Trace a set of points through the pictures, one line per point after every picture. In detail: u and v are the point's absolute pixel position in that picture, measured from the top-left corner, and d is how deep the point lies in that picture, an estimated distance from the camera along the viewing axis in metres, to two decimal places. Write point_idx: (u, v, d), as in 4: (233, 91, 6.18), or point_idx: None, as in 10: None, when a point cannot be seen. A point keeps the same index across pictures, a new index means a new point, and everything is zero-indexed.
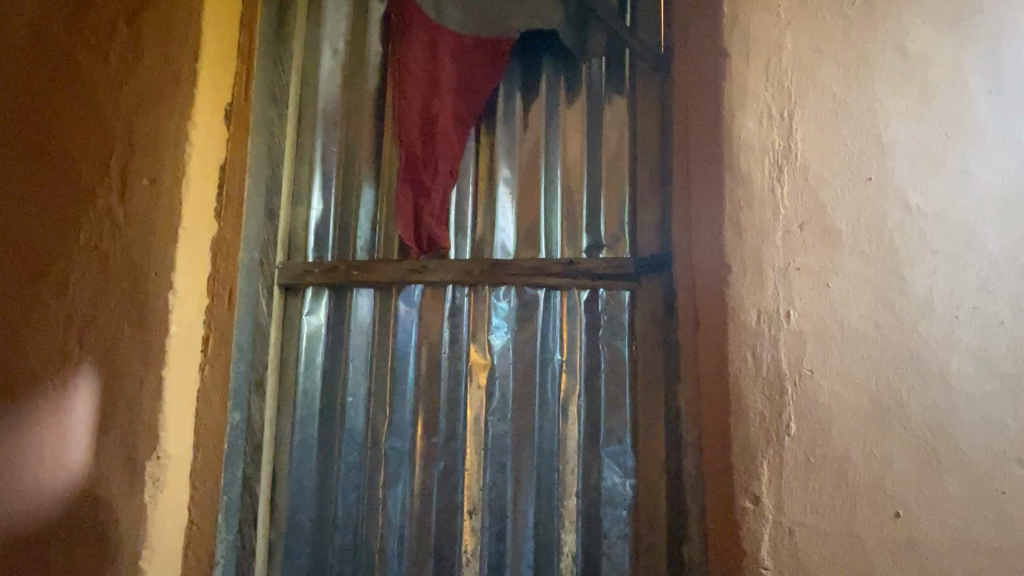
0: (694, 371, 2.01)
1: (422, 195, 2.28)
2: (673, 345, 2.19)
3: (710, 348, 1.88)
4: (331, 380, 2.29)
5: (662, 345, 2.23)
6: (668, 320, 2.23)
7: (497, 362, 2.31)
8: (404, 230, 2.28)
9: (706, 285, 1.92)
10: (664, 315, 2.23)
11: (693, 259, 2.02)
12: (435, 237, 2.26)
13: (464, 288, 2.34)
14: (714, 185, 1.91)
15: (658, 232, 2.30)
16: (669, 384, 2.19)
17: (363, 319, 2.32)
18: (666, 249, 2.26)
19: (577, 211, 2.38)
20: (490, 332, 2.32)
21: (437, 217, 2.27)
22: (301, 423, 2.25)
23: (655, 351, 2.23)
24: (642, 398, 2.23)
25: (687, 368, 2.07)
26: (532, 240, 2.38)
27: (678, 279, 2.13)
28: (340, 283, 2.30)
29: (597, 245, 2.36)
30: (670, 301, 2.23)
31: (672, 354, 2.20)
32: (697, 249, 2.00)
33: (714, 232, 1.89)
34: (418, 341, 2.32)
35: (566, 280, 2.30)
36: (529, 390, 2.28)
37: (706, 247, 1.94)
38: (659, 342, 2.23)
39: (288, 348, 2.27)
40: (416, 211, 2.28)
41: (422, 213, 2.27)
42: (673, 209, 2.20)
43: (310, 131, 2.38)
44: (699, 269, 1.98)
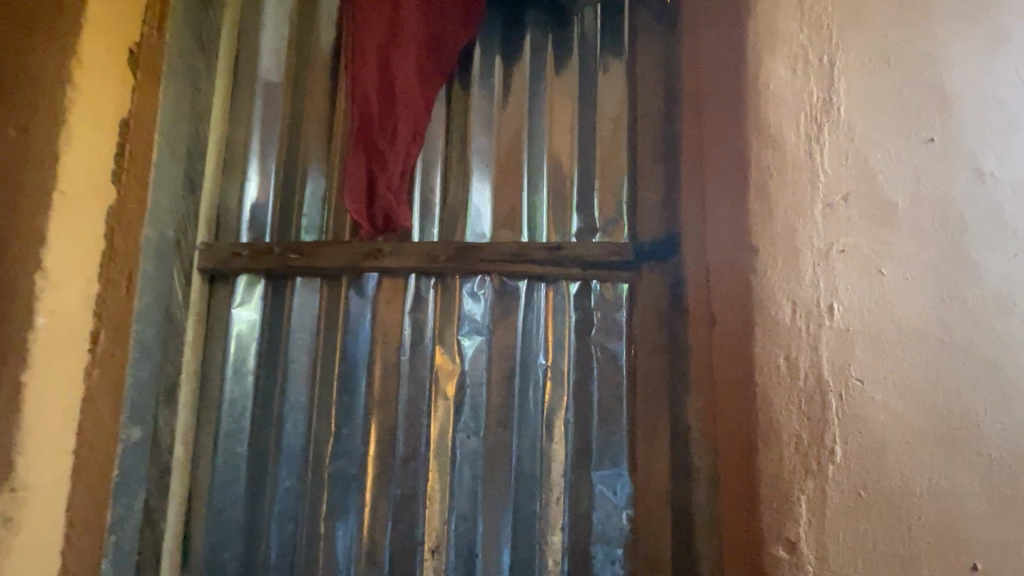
0: (709, 379, 1.59)
1: (379, 160, 1.87)
2: (680, 348, 1.82)
3: (730, 351, 1.51)
4: (266, 387, 1.89)
5: (668, 348, 1.85)
6: (673, 317, 1.85)
7: (467, 367, 1.91)
8: (353, 205, 1.86)
9: (728, 272, 1.54)
10: (670, 312, 1.86)
11: (710, 240, 1.65)
12: (393, 212, 1.85)
13: (429, 276, 1.94)
14: (735, 149, 1.54)
15: (662, 213, 1.93)
16: (675, 395, 1.82)
17: (306, 313, 1.92)
18: (675, 233, 1.88)
19: (566, 189, 2.01)
20: (460, 331, 1.92)
21: (396, 189, 1.86)
22: (226, 440, 1.85)
23: (660, 355, 1.85)
24: (642, 411, 1.85)
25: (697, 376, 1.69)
26: (512, 223, 1.99)
27: (690, 267, 1.76)
28: (277, 270, 1.90)
29: (590, 227, 1.98)
30: (678, 295, 1.85)
31: (679, 359, 1.82)
32: (714, 228, 1.62)
33: (736, 205, 1.52)
34: (373, 342, 1.92)
35: (552, 268, 1.91)
36: (505, 402, 1.89)
37: (727, 225, 1.56)
38: (664, 344, 1.85)
39: (213, 348, 1.87)
40: (371, 181, 1.88)
41: (378, 183, 1.87)
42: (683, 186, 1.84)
43: (248, 90, 2.00)
44: (718, 253, 1.60)
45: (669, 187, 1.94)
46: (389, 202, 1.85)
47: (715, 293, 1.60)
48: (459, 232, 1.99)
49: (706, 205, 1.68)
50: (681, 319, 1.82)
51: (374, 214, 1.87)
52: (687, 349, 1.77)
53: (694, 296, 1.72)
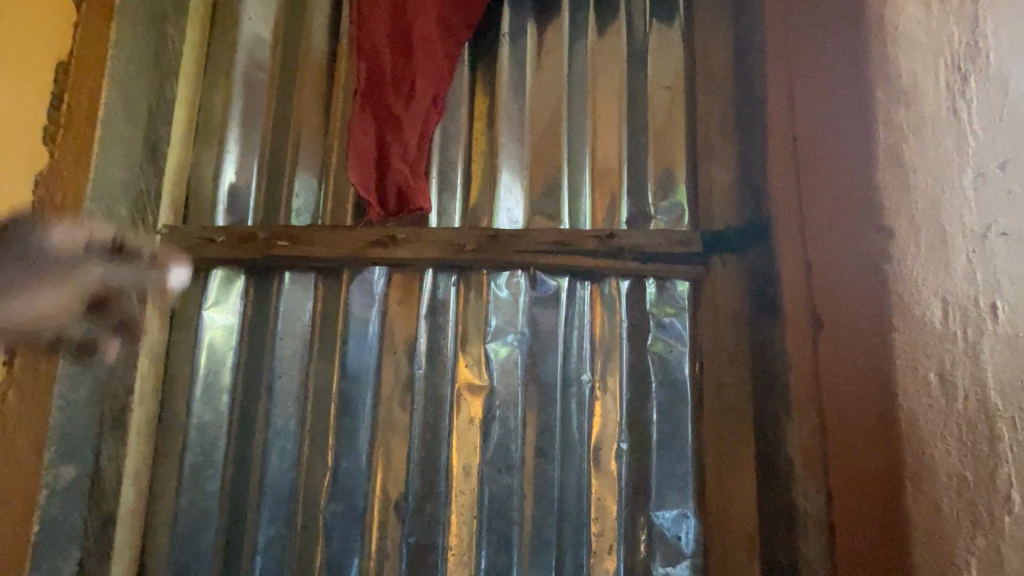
0: (815, 398, 1.29)
1: (393, 124, 1.47)
2: (776, 358, 1.44)
3: (851, 363, 1.18)
4: (246, 410, 1.50)
5: (754, 360, 1.51)
6: (768, 320, 1.48)
7: (497, 384, 1.55)
8: (359, 179, 1.46)
9: (849, 264, 1.20)
10: (753, 316, 1.53)
11: (813, 225, 1.33)
12: (409, 189, 1.46)
13: (450, 272, 1.58)
14: (853, 108, 1.21)
15: (733, 198, 1.60)
16: (777, 420, 1.43)
17: (296, 317, 1.55)
18: (761, 216, 1.54)
19: (615, 170, 1.67)
20: (488, 339, 1.57)
21: (413, 161, 1.48)
22: (191, 478, 1.45)
23: (739, 370, 1.51)
24: (712, 439, 1.51)
25: (803, 395, 1.34)
26: (550, 209, 1.64)
27: (784, 258, 1.44)
28: (259, 262, 1.53)
29: (644, 215, 1.65)
30: (767, 294, 1.49)
31: (778, 372, 1.43)
32: (822, 208, 1.30)
33: (863, 176, 1.17)
34: (380, 352, 1.54)
35: (602, 261, 1.57)
36: (545, 427, 1.53)
37: (844, 202, 1.23)
38: (745, 355, 1.52)
39: (178, 360, 1.50)
40: (382, 147, 1.46)
41: (392, 148, 1.45)
42: (772, 162, 1.51)
43: (228, 45, 1.64)
44: (825, 239, 1.29)
45: (746, 166, 1.61)
46: (404, 176, 1.45)
47: (825, 290, 1.28)
48: (487, 218, 1.63)
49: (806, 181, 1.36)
50: (773, 320, 1.47)
51: (385, 190, 1.47)
52: (787, 360, 1.40)
53: (793, 293, 1.39)
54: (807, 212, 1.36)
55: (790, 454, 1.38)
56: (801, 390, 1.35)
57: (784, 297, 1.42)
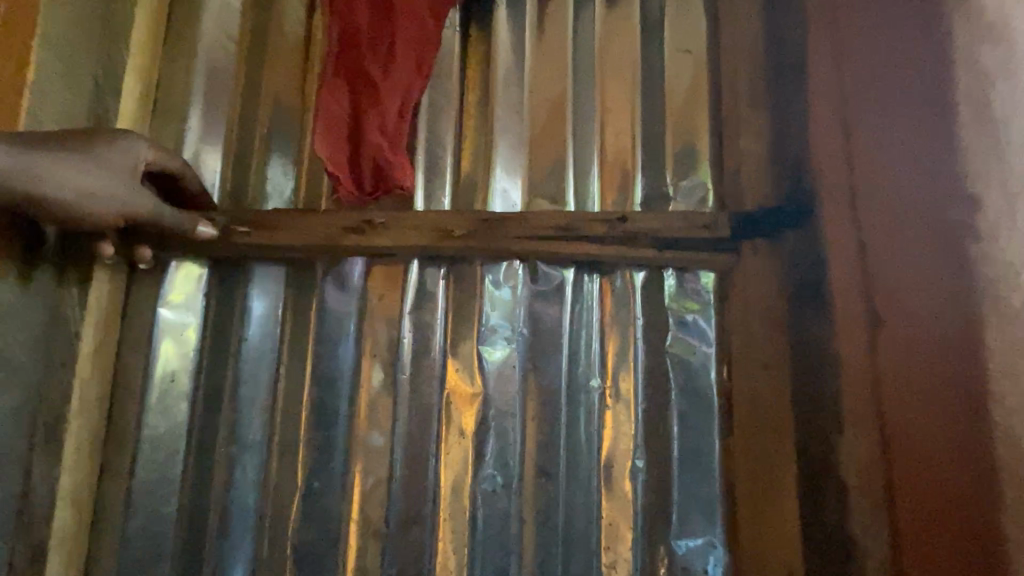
0: (875, 408, 1.05)
1: (369, 91, 1.29)
2: (824, 362, 1.18)
3: (931, 359, 0.96)
4: (207, 419, 1.32)
5: (796, 364, 1.25)
6: (814, 317, 1.21)
7: (492, 390, 1.35)
8: (329, 155, 1.27)
9: (926, 243, 0.98)
10: (795, 312, 1.26)
11: (872, 199, 1.09)
12: (387, 166, 1.28)
13: (437, 262, 1.38)
14: (922, 58, 1.02)
15: (767, 171, 1.36)
16: (829, 440, 1.15)
17: (264, 313, 1.37)
18: (803, 190, 1.27)
19: (627, 145, 1.46)
20: (481, 338, 1.36)
21: (391, 133, 1.29)
22: (144, 497, 1.28)
23: (778, 374, 1.27)
24: (744, 458, 1.27)
25: (862, 407, 1.08)
26: (553, 190, 1.44)
27: (833, 240, 1.18)
28: (222, 252, 1.35)
29: (661, 195, 1.43)
30: (812, 284, 1.22)
31: (830, 379, 1.16)
32: (881, 177, 1.07)
33: (939, 134, 0.98)
34: (359, 353, 1.35)
35: (613, 249, 1.35)
36: (547, 440, 1.32)
37: (912, 166, 1.02)
38: (784, 359, 1.27)
39: (132, 363, 1.32)
40: (356, 118, 1.28)
41: (368, 119, 1.27)
42: (813, 128, 1.26)
43: (191, 11, 1.47)
44: (893, 215, 1.04)
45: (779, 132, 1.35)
46: (381, 151, 1.27)
47: (887, 277, 1.04)
48: (481, 200, 1.43)
49: (857, 147, 1.12)
50: (820, 317, 1.19)
51: (359, 165, 1.26)
52: (840, 364, 1.14)
53: (846, 282, 1.13)
54: (864, 183, 1.10)
55: (847, 479, 1.11)
56: (858, 400, 1.09)
57: (835, 288, 1.16)
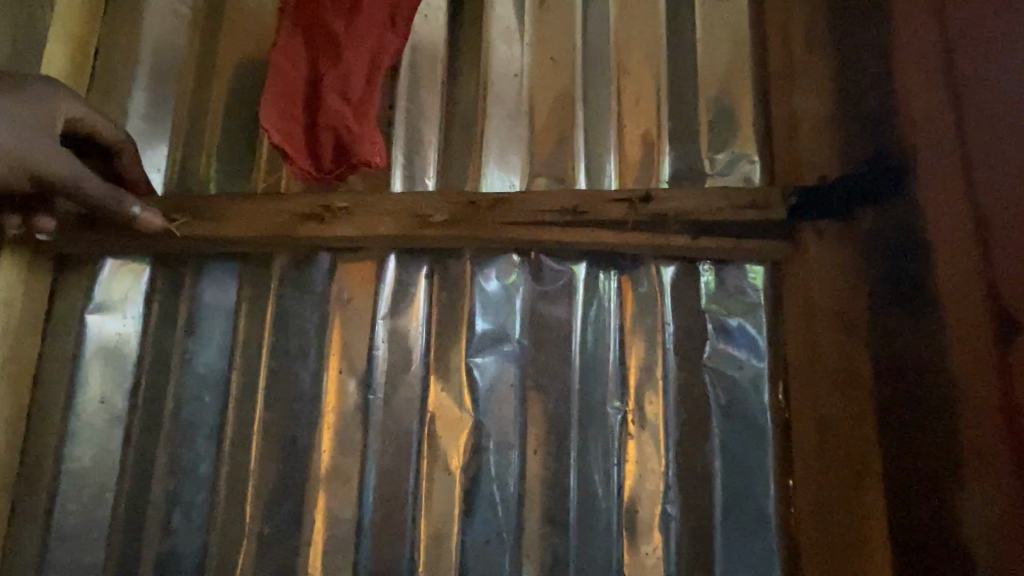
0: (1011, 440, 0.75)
1: (330, 48, 1.05)
2: (925, 382, 0.87)
3: None
4: (141, 449, 1.10)
5: (896, 387, 0.91)
6: (903, 319, 0.91)
7: (486, 415, 1.08)
8: (277, 128, 1.02)
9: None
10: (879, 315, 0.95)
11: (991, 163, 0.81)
12: (350, 137, 1.02)
13: (419, 257, 1.14)
14: None
15: (838, 134, 1.05)
16: (943, 492, 0.83)
17: (213, 320, 1.15)
18: (889, 153, 0.96)
19: (650, 112, 1.19)
20: (472, 350, 1.11)
21: (356, 96, 1.03)
22: (66, 544, 1.06)
23: (852, 398, 0.96)
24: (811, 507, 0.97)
25: (990, 445, 0.78)
26: (560, 167, 1.17)
27: (936, 217, 0.88)
28: (164, 248, 1.13)
29: (694, 170, 1.16)
30: (901, 277, 0.92)
31: (934, 405, 0.86)
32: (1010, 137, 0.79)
33: None
34: (323, 369, 1.11)
35: (637, 237, 1.06)
36: (554, 478, 1.06)
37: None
38: (862, 372, 0.96)
39: (56, 381, 1.11)
40: (315, 82, 1.04)
41: (326, 81, 1.03)
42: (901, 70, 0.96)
43: None
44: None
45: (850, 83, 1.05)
46: (341, 118, 1.02)
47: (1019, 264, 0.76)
48: (473, 181, 1.17)
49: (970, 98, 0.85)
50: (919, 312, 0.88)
51: (317, 137, 1.03)
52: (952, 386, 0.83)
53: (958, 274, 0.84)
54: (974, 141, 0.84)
55: (973, 540, 0.79)
56: (980, 435, 0.79)
57: (936, 281, 0.87)
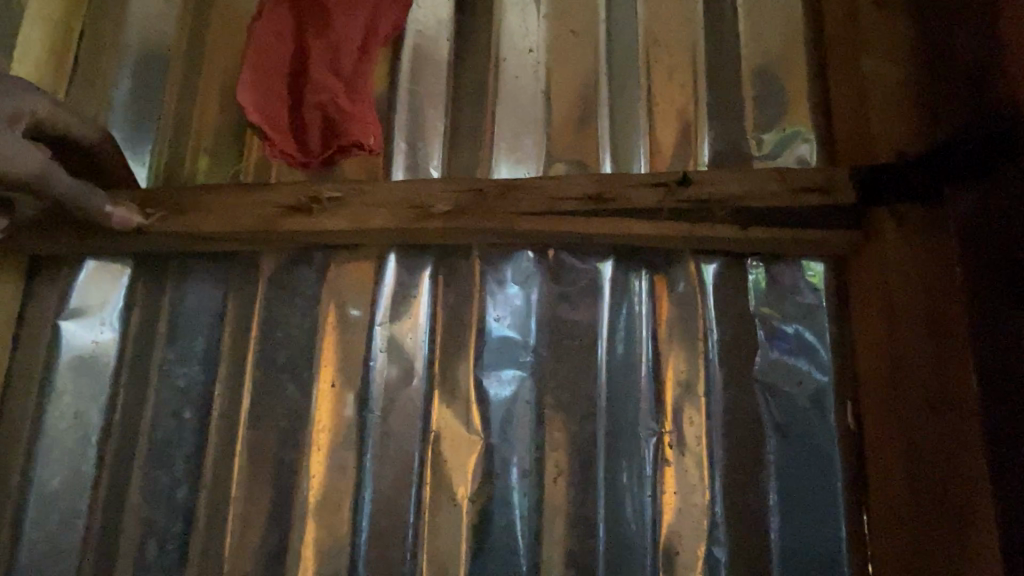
0: None
1: (319, 18, 0.94)
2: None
3: None
4: (115, 473, 0.99)
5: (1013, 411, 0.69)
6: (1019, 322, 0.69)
7: (498, 437, 0.93)
8: (258, 105, 0.91)
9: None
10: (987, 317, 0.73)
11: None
12: (340, 116, 0.91)
13: (423, 255, 1.01)
14: None
15: (929, 98, 0.85)
16: None
17: (194, 328, 1.03)
18: (998, 111, 0.75)
19: (686, 87, 1.03)
20: (481, 361, 0.96)
21: (347, 71, 0.93)
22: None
23: (949, 422, 0.76)
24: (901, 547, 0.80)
25: None
26: (583, 152, 1.02)
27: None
28: (145, 247, 1.03)
29: (739, 151, 0.99)
30: (1016, 265, 0.70)
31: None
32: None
33: None
34: (313, 383, 0.98)
35: (673, 228, 0.90)
36: (578, 512, 0.90)
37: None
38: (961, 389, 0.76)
39: (25, 396, 1.01)
40: (303, 58, 0.94)
41: (314, 55, 0.92)
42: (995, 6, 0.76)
43: None
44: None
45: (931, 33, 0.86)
46: (331, 95, 0.91)
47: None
48: (484, 168, 1.03)
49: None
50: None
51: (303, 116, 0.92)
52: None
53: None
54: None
55: None
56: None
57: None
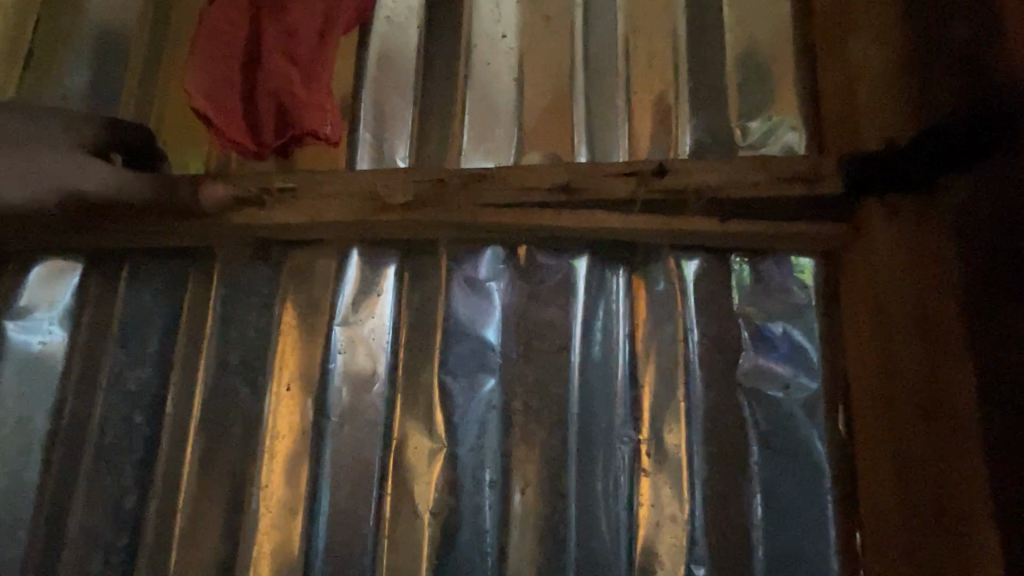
0: None
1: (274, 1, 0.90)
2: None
3: None
4: (61, 481, 0.93)
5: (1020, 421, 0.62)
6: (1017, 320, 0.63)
7: (463, 445, 0.87)
8: (206, 89, 0.87)
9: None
10: (984, 317, 0.67)
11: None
12: (292, 104, 0.86)
13: (387, 250, 0.95)
14: None
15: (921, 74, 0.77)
16: None
17: (147, 327, 0.97)
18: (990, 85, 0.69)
19: (667, 74, 0.97)
20: (447, 362, 0.90)
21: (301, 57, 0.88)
22: None
23: (947, 430, 0.70)
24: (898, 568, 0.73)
25: None
26: (557, 142, 0.97)
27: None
28: (96, 242, 0.97)
29: (722, 141, 0.93)
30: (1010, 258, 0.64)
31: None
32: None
33: None
34: (270, 386, 0.92)
35: (649, 222, 0.85)
36: (548, 525, 0.83)
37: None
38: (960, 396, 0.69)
39: None
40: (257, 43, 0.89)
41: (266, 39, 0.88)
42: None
43: None
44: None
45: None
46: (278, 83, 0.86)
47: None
48: (452, 159, 0.97)
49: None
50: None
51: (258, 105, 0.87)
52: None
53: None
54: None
55: None
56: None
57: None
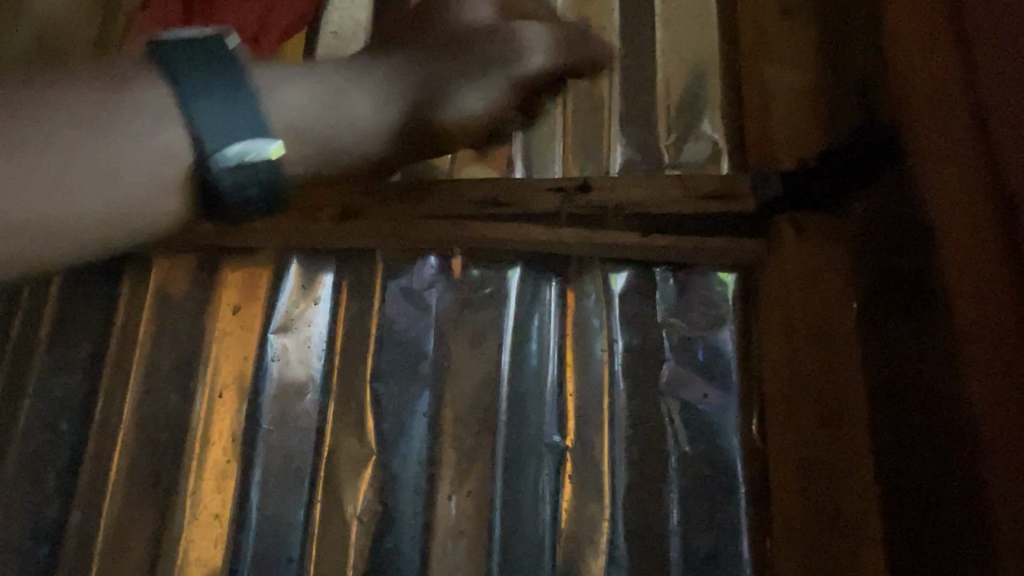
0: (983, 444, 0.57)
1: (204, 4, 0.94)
2: (947, 440, 0.61)
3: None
4: None
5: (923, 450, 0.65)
6: (903, 334, 0.69)
7: (393, 453, 0.88)
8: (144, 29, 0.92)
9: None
10: (878, 323, 0.73)
11: (1010, 129, 0.56)
12: None
13: (326, 257, 0.96)
14: None
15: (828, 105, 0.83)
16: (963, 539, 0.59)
17: (82, 329, 0.97)
18: (882, 128, 0.76)
19: (603, 95, 1.01)
20: (381, 370, 0.91)
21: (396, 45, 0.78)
22: None
23: (845, 437, 0.73)
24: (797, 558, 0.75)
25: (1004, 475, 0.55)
26: (496, 157, 0.99)
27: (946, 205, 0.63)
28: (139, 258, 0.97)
29: (652, 158, 0.97)
30: (904, 282, 0.69)
31: (960, 480, 0.60)
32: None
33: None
34: (202, 391, 0.92)
35: (573, 235, 0.88)
36: (473, 530, 0.85)
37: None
38: (855, 398, 0.74)
39: None
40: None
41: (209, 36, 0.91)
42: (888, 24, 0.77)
43: None
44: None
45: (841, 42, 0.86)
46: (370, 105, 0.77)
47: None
48: None
49: (978, 37, 0.61)
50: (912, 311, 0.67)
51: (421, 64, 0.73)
52: (985, 454, 0.57)
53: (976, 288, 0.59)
54: (991, 95, 0.59)
55: None
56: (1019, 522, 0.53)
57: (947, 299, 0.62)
